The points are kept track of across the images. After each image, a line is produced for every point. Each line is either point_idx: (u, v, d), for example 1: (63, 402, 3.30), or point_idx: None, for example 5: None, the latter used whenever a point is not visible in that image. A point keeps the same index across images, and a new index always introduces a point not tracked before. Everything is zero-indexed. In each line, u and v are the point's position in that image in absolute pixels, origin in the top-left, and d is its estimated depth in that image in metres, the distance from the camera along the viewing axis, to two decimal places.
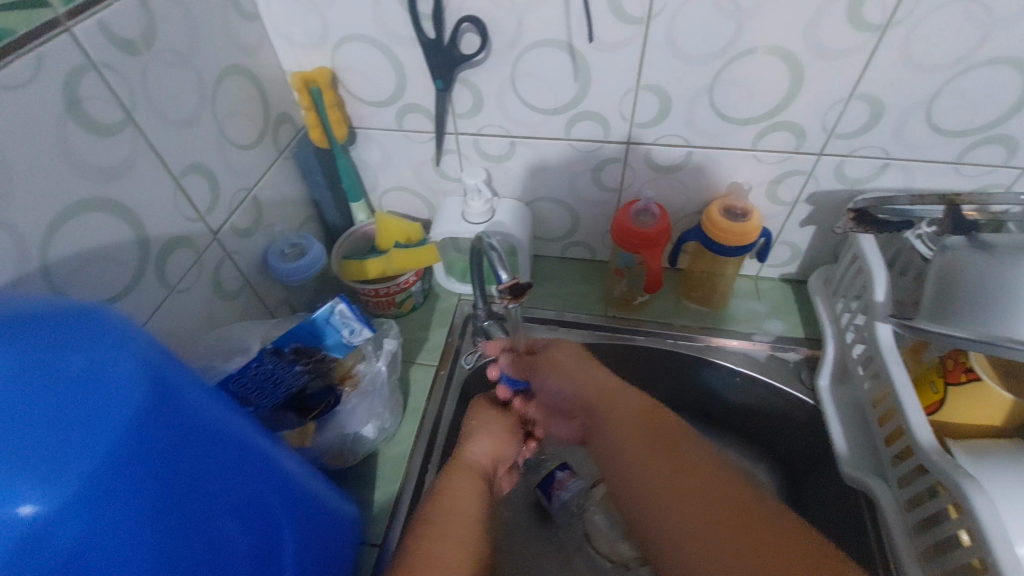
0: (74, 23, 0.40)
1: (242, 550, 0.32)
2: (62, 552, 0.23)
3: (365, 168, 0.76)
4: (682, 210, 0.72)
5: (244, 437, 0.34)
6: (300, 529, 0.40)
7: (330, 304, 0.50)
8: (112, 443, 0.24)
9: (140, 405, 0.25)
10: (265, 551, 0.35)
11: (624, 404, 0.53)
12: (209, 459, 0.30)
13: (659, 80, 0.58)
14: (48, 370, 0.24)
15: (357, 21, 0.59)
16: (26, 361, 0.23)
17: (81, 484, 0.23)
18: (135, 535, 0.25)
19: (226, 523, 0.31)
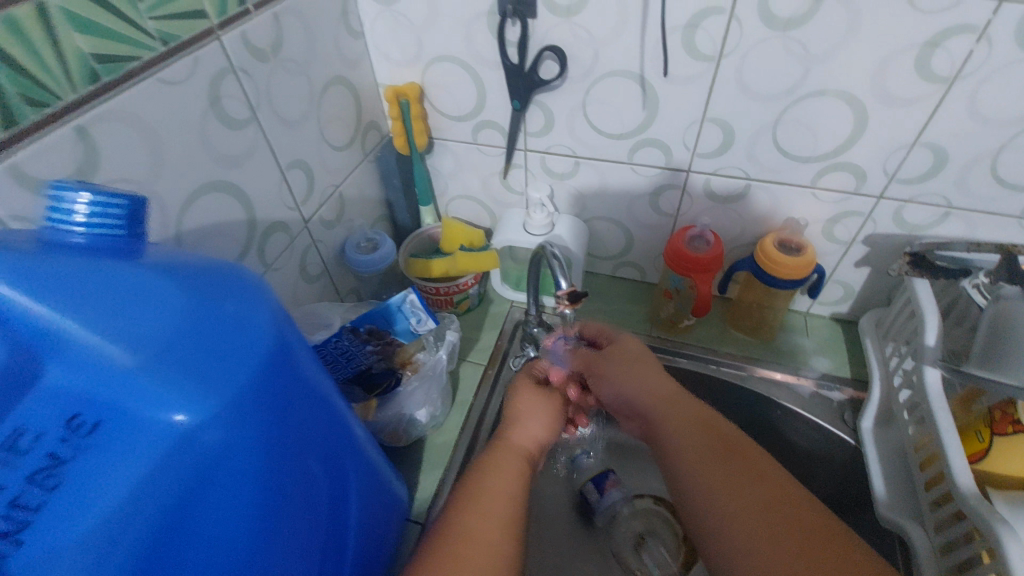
0: (223, 32, 0.47)
1: (323, 489, 0.37)
2: (202, 463, 0.28)
3: (437, 176, 0.82)
4: (735, 240, 0.74)
5: (329, 396, 0.38)
6: (362, 486, 0.44)
7: (403, 293, 0.56)
8: (249, 375, 0.29)
9: (269, 349, 0.30)
10: (338, 496, 0.40)
11: (681, 412, 0.55)
12: (305, 405, 0.35)
13: (724, 114, 0.62)
14: (208, 308, 0.29)
15: (449, 43, 0.65)
16: (195, 298, 0.29)
17: (224, 404, 0.28)
18: (252, 457, 0.30)
19: (311, 463, 0.35)
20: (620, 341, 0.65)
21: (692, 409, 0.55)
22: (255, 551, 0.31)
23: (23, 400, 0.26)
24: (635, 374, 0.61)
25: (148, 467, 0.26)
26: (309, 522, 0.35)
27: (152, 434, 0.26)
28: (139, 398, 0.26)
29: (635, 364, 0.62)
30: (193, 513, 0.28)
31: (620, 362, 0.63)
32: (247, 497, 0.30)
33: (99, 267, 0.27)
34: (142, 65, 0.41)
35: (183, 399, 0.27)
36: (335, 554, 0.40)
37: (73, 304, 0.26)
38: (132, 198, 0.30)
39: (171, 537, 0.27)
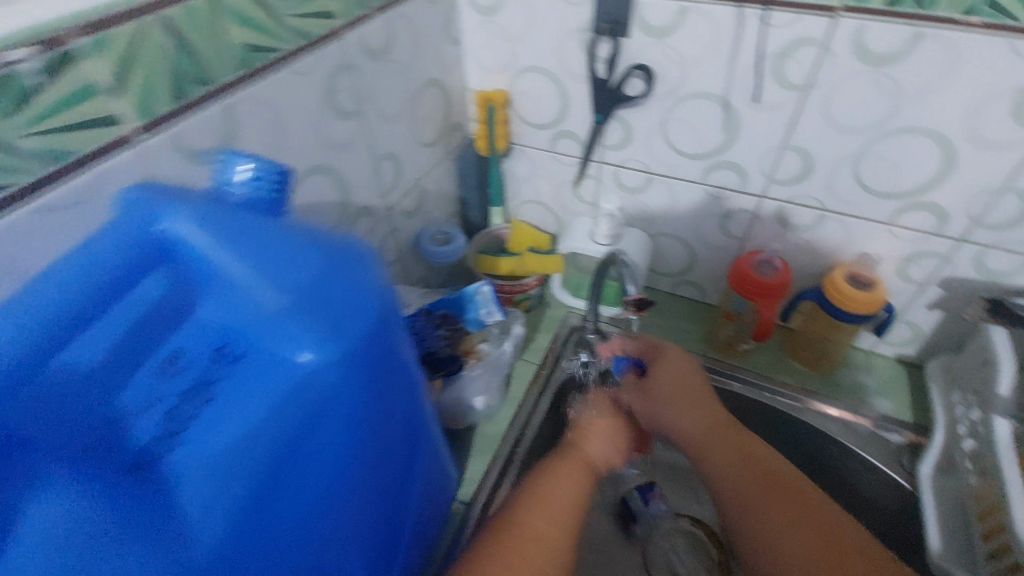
0: (348, 32, 0.53)
1: (400, 449, 0.41)
2: (319, 406, 0.31)
3: (511, 179, 0.86)
4: (802, 270, 0.74)
5: (415, 368, 0.41)
6: (426, 459, 0.47)
7: (478, 284, 0.60)
8: (367, 334, 0.32)
9: (385, 314, 0.33)
10: (410, 458, 0.43)
11: (736, 442, 0.55)
12: (399, 373, 0.38)
13: (805, 143, 0.62)
14: (339, 270, 0.32)
15: (541, 55, 0.69)
16: (330, 260, 0.32)
17: (345, 356, 0.31)
18: (358, 407, 0.33)
19: (394, 426, 0.38)
20: (678, 357, 0.64)
21: (747, 440, 0.55)
22: (346, 492, 0.35)
23: (180, 326, 0.31)
24: (693, 397, 0.61)
25: (277, 400, 0.30)
26: (387, 475, 0.39)
27: (282, 371, 0.30)
28: (275, 338, 0.30)
29: (693, 388, 0.61)
30: (305, 448, 0.32)
31: (678, 381, 0.62)
32: (348, 443, 0.33)
33: (255, 221, 0.32)
34: (281, 56, 0.46)
35: (311, 345, 0.30)
36: (400, 509, 0.44)
37: (234, 250, 0.31)
38: (282, 165, 0.34)
39: (285, 465, 0.31)
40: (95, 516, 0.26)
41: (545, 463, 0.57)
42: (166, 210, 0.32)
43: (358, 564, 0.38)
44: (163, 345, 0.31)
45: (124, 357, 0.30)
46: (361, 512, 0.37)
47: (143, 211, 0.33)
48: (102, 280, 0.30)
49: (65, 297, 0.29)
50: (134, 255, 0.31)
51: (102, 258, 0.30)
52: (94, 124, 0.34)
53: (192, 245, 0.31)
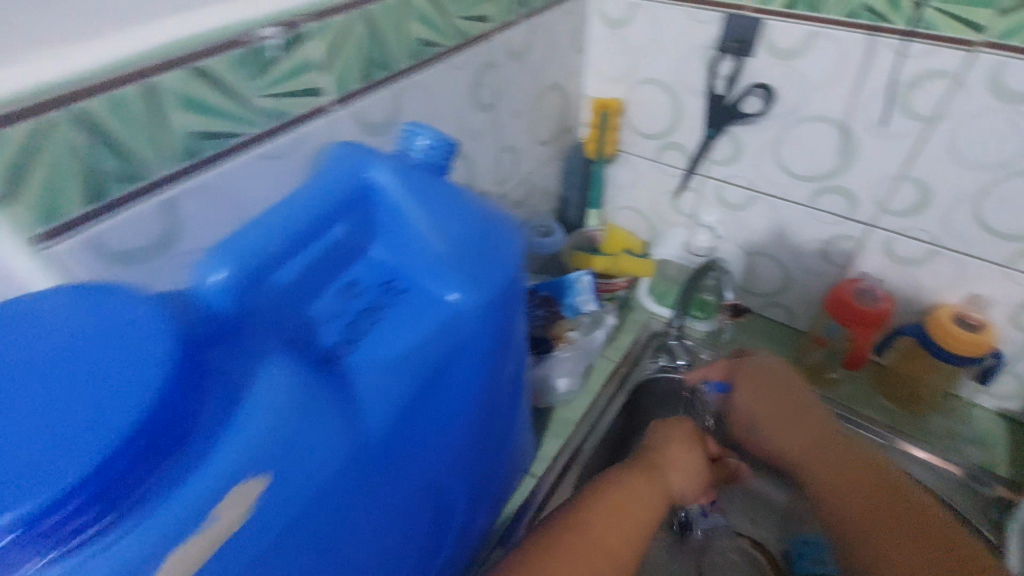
0: (497, 34, 0.59)
1: (503, 404, 0.46)
2: (462, 341, 0.37)
3: (612, 185, 0.90)
4: (903, 305, 0.73)
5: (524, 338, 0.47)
6: (515, 428, 0.52)
7: (579, 272, 0.66)
8: (508, 287, 0.38)
9: (521, 273, 0.39)
10: (509, 415, 0.49)
11: (834, 466, 0.52)
12: (516, 336, 0.43)
13: (924, 175, 0.62)
14: (493, 230, 0.38)
15: (662, 68, 0.73)
16: (485, 220, 0.38)
17: (490, 301, 0.37)
18: (490, 351, 0.38)
19: (503, 382, 0.44)
20: (768, 371, 0.60)
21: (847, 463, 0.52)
22: (464, 426, 0.40)
23: (355, 262, 0.38)
24: (785, 416, 0.57)
25: (432, 330, 0.35)
26: (490, 424, 0.45)
27: (436, 306, 0.36)
28: (433, 277, 0.37)
29: (783, 407, 0.58)
30: (445, 379, 0.37)
31: (769, 398, 0.59)
32: (475, 380, 0.39)
33: (427, 180, 0.38)
34: (443, 51, 0.53)
35: (464, 288, 0.36)
36: (495, 459, 0.49)
37: (411, 201, 0.37)
38: (451, 138, 0.40)
39: (432, 391, 0.36)
40: (309, 395, 0.29)
41: (622, 471, 0.57)
42: (364, 160, 0.37)
43: (459, 496, 0.44)
44: (343, 274, 0.37)
45: (316, 278, 0.36)
46: (469, 446, 0.42)
47: (348, 159, 0.37)
48: (320, 207, 0.34)
49: (292, 216, 0.33)
50: (342, 192, 0.36)
51: (320, 189, 0.35)
52: (304, 93, 0.42)
53: (382, 193, 0.37)
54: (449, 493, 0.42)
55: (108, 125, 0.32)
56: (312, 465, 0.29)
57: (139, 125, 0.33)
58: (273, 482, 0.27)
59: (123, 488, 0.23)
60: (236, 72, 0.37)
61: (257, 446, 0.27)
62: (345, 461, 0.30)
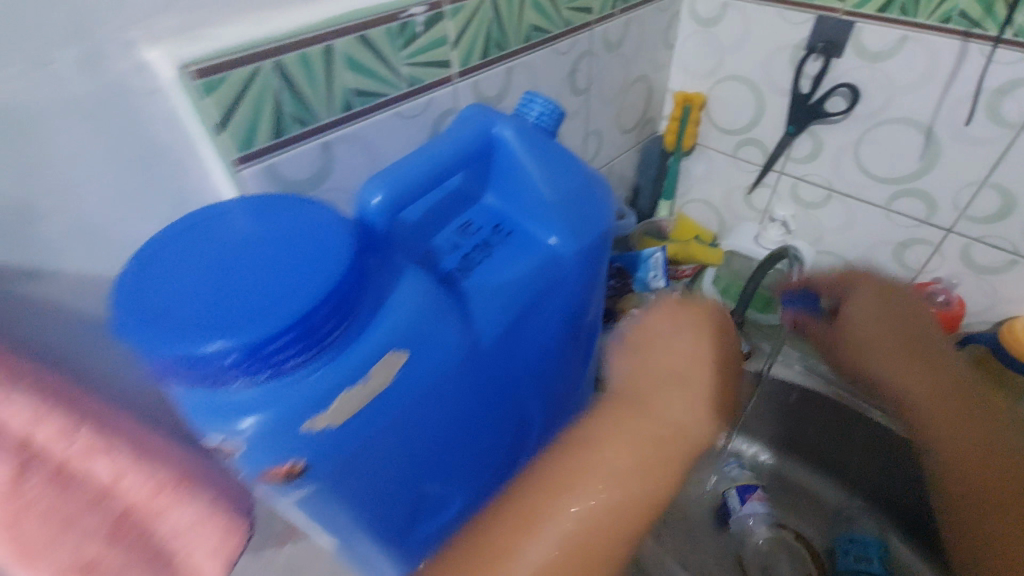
0: (596, 25, 0.65)
1: (582, 348, 0.52)
2: (559, 277, 0.43)
3: (686, 178, 0.93)
4: (976, 314, 0.73)
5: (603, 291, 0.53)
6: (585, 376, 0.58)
7: (653, 250, 0.70)
8: (597, 238, 0.44)
9: (608, 228, 0.45)
10: (584, 360, 0.55)
11: (934, 402, 0.54)
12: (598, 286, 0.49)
13: (1008, 182, 0.63)
14: (589, 189, 0.44)
15: (748, 66, 0.76)
16: (584, 179, 0.45)
17: (582, 248, 0.43)
18: (575, 292, 0.45)
19: (583, 326, 0.50)
20: (876, 303, 0.59)
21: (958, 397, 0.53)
22: (548, 355, 0.47)
23: (471, 204, 0.45)
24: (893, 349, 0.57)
25: (534, 265, 0.42)
26: (566, 364, 0.51)
27: (538, 247, 0.43)
28: (537, 222, 0.43)
29: (897, 338, 0.57)
30: (541, 308, 0.43)
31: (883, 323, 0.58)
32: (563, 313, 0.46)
33: (541, 139, 0.44)
34: (547, 37, 0.60)
35: (562, 234, 0.43)
36: (570, 398, 0.56)
37: (527, 155, 0.43)
38: (562, 107, 0.46)
39: (530, 317, 0.43)
40: (439, 299, 0.36)
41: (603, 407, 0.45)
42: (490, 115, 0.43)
43: (535, 418, 0.51)
44: (462, 213, 0.45)
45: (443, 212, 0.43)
46: (549, 373, 0.49)
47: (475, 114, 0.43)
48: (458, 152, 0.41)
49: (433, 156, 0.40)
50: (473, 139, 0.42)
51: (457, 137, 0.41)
52: (433, 65, 0.49)
53: (505, 146, 0.43)
54: (527, 410, 0.49)
55: (296, 76, 0.40)
56: (438, 352, 0.36)
57: (316, 79, 0.41)
58: (411, 359, 0.34)
59: (319, 339, 0.31)
60: (389, 41, 0.44)
61: (403, 328, 0.34)
62: (461, 356, 0.38)
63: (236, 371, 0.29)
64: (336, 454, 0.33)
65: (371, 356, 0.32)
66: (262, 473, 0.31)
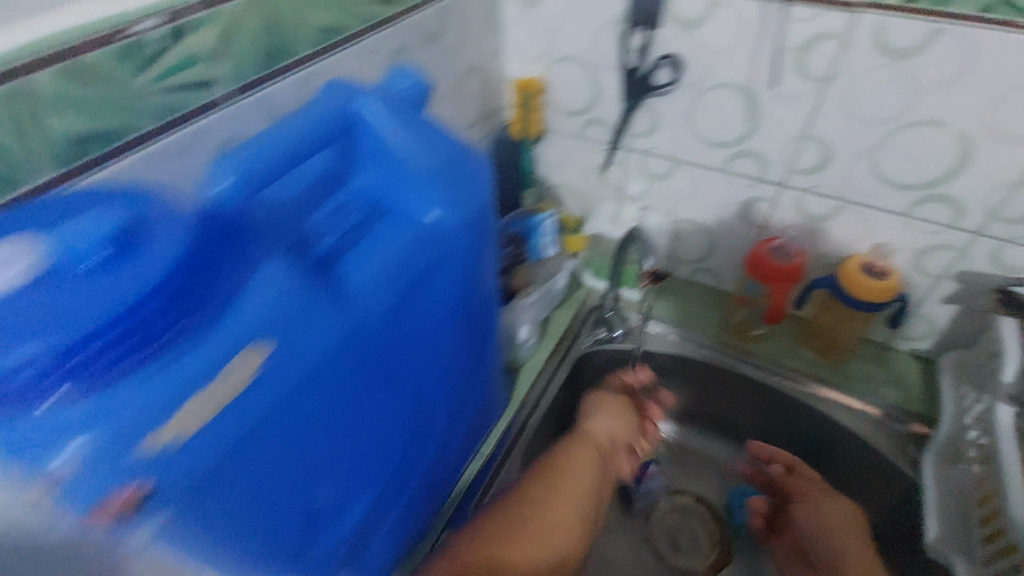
0: (403, 17, 0.59)
1: (474, 313, 0.53)
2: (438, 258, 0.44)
3: (542, 164, 0.91)
4: (819, 260, 0.77)
5: (487, 293, 0.53)
6: (462, 383, 0.56)
7: (544, 216, 0.73)
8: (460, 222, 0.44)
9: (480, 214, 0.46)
10: (483, 317, 0.55)
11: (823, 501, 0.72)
12: (468, 278, 0.48)
13: (825, 133, 0.66)
14: (465, 173, 0.45)
15: (576, 46, 0.74)
16: (457, 164, 0.44)
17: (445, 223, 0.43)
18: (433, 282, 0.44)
19: (460, 316, 0.50)
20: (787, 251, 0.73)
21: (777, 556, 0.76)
22: (438, 331, 0.47)
23: (342, 189, 0.43)
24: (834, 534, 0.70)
25: (415, 242, 0.42)
26: (408, 390, 0.46)
27: (408, 220, 0.43)
28: (414, 203, 0.43)
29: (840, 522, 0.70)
30: (413, 300, 0.43)
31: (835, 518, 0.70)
32: (443, 296, 0.46)
33: (410, 113, 0.44)
34: (353, 34, 0.53)
35: (439, 208, 0.43)
36: (466, 370, 0.56)
37: (399, 127, 0.43)
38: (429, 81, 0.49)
39: (404, 308, 0.42)
40: (300, 291, 0.36)
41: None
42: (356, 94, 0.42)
43: (388, 454, 0.47)
44: (332, 199, 0.43)
45: (311, 196, 0.41)
46: (449, 333, 0.49)
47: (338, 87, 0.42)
48: (305, 135, 0.38)
49: (281, 150, 0.37)
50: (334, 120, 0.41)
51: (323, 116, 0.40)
52: (194, 86, 0.41)
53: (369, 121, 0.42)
54: (382, 443, 0.46)
55: None
56: (309, 334, 0.36)
57: (6, 119, 0.33)
58: (279, 345, 0.34)
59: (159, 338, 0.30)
60: (116, 66, 0.37)
61: (267, 316, 0.34)
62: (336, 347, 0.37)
63: (48, 381, 0.28)
64: (195, 462, 0.31)
65: (233, 344, 0.32)
66: (90, 512, 0.27)
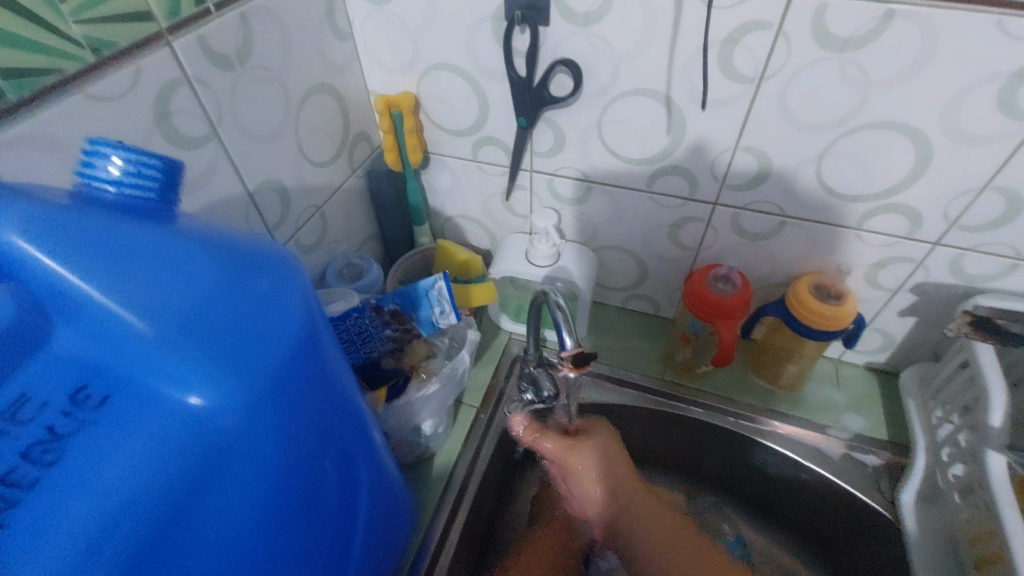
0: (175, 38, 0.40)
1: (328, 472, 0.36)
2: (214, 451, 0.28)
3: (434, 194, 0.75)
4: (763, 280, 0.67)
5: (344, 435, 0.37)
6: (330, 557, 0.39)
7: (434, 280, 0.57)
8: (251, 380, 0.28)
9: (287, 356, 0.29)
10: (347, 474, 0.39)
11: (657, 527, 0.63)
12: (298, 441, 0.32)
13: (759, 143, 0.54)
14: (246, 298, 0.29)
15: (447, 52, 0.58)
16: (226, 289, 0.28)
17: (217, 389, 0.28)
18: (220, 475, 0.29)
19: (298, 492, 0.33)
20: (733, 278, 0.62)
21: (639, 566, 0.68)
22: (254, 531, 0.31)
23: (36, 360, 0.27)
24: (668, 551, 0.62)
25: (168, 433, 0.27)
26: None
27: (151, 399, 0.28)
28: (149, 374, 0.27)
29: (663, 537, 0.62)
30: (181, 522, 0.28)
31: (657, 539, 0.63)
32: (247, 496, 0.30)
33: (119, 225, 0.28)
34: (66, 79, 0.34)
35: (200, 380, 0.27)
36: (331, 542, 0.39)
37: (96, 258, 0.27)
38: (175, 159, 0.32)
39: (165, 539, 0.27)
40: None
41: None
42: (9, 210, 0.27)
43: None
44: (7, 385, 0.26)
45: None
46: (284, 521, 0.33)
47: None
48: None
49: None
50: None
51: None
52: None
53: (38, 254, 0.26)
54: None
55: None
56: None
57: None
58: None
59: None
60: None
61: None
62: None
63: None
64: None
65: None
66: None
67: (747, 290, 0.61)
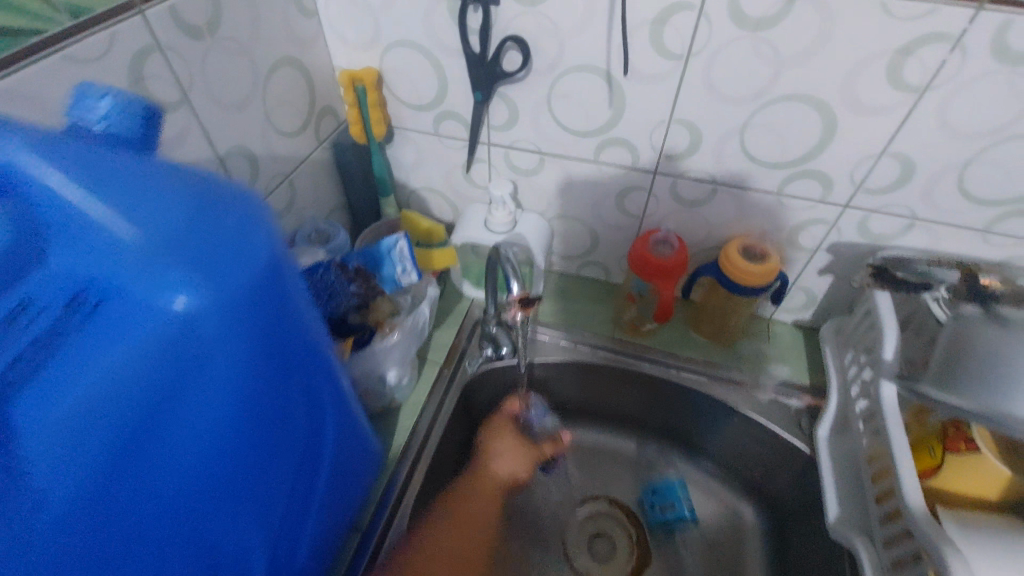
0: (147, 7, 0.44)
1: (298, 396, 0.39)
2: (186, 362, 0.31)
3: (399, 167, 0.79)
4: (700, 244, 0.73)
5: (314, 363, 0.39)
6: (301, 473, 0.43)
7: (395, 240, 0.62)
8: (220, 299, 0.30)
9: (252, 281, 0.31)
10: (315, 399, 0.41)
11: None
12: (268, 361, 0.34)
13: (690, 115, 0.60)
14: (216, 224, 0.30)
15: (407, 29, 0.62)
16: (197, 216, 0.30)
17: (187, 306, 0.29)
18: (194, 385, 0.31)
19: (269, 409, 0.36)
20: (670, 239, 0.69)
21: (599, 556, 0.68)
22: (223, 442, 0.34)
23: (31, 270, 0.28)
24: None
25: (144, 343, 0.29)
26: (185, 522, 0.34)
27: (131, 309, 0.29)
28: (129, 286, 0.29)
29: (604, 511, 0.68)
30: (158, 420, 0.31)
31: None
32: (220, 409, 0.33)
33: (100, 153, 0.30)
34: (47, 40, 0.38)
35: (180, 288, 0.29)
36: (302, 462, 0.42)
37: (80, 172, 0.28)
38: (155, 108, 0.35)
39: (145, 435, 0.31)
40: None
41: None
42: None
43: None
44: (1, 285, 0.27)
45: None
46: (257, 435, 0.36)
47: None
48: None
49: None
50: None
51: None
52: None
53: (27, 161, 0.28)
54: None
55: None
56: None
57: None
58: None
59: None
60: None
61: None
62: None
63: None
64: None
65: None
66: None
67: (683, 253, 0.68)
